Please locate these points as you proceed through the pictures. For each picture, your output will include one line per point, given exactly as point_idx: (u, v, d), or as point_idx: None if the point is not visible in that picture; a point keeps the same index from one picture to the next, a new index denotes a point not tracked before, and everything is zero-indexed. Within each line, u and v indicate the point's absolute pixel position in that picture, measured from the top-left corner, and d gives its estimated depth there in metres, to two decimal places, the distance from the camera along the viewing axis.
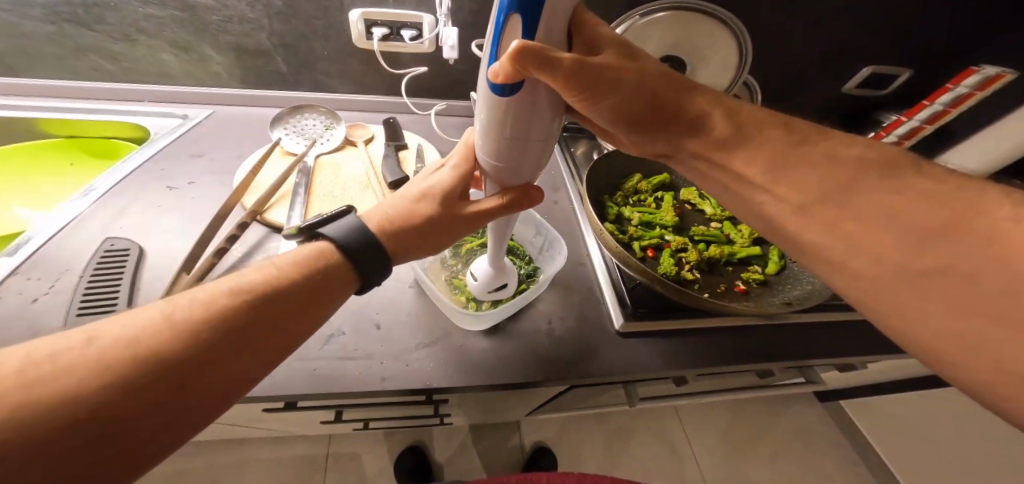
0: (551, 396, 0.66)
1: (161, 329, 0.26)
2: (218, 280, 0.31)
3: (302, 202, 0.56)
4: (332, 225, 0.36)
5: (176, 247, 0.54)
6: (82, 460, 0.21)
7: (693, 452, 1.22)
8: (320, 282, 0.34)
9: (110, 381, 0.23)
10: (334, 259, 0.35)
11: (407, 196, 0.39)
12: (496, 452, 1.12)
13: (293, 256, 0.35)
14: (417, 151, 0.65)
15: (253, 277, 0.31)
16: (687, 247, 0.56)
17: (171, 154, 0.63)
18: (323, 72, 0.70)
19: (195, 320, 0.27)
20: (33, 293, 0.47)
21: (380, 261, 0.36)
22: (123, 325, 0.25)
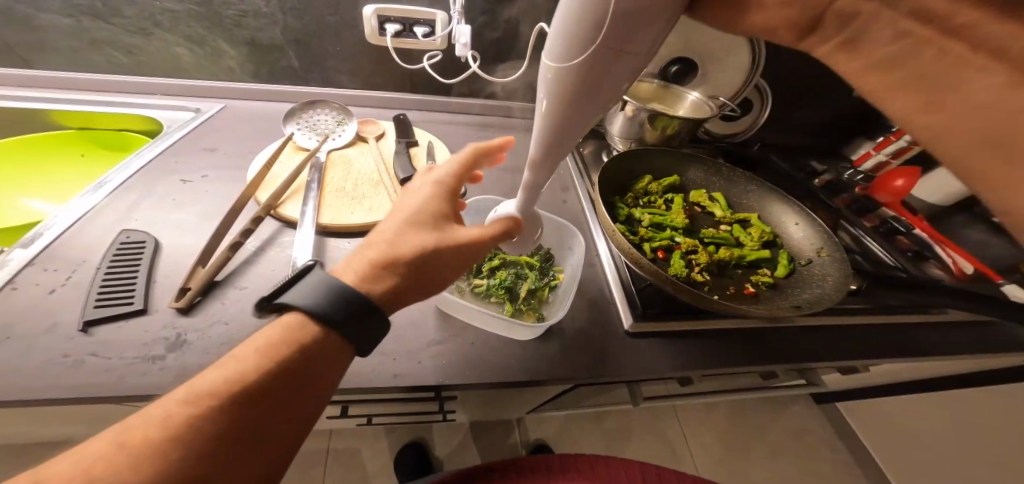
0: (555, 395, 0.66)
1: (140, 437, 0.24)
2: (112, 429, 0.25)
3: (315, 197, 0.56)
4: (302, 289, 0.32)
5: (189, 241, 0.54)
6: None
7: (690, 449, 1.23)
8: (322, 341, 0.32)
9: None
10: (304, 337, 0.31)
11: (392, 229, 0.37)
12: (495, 450, 1.13)
13: (276, 331, 0.31)
14: (428, 148, 0.64)
15: (247, 351, 0.30)
16: (697, 249, 0.56)
17: (185, 147, 0.64)
18: (334, 68, 0.70)
19: (193, 411, 0.26)
20: (50, 284, 0.48)
21: (372, 317, 0.33)
22: (95, 441, 0.24)
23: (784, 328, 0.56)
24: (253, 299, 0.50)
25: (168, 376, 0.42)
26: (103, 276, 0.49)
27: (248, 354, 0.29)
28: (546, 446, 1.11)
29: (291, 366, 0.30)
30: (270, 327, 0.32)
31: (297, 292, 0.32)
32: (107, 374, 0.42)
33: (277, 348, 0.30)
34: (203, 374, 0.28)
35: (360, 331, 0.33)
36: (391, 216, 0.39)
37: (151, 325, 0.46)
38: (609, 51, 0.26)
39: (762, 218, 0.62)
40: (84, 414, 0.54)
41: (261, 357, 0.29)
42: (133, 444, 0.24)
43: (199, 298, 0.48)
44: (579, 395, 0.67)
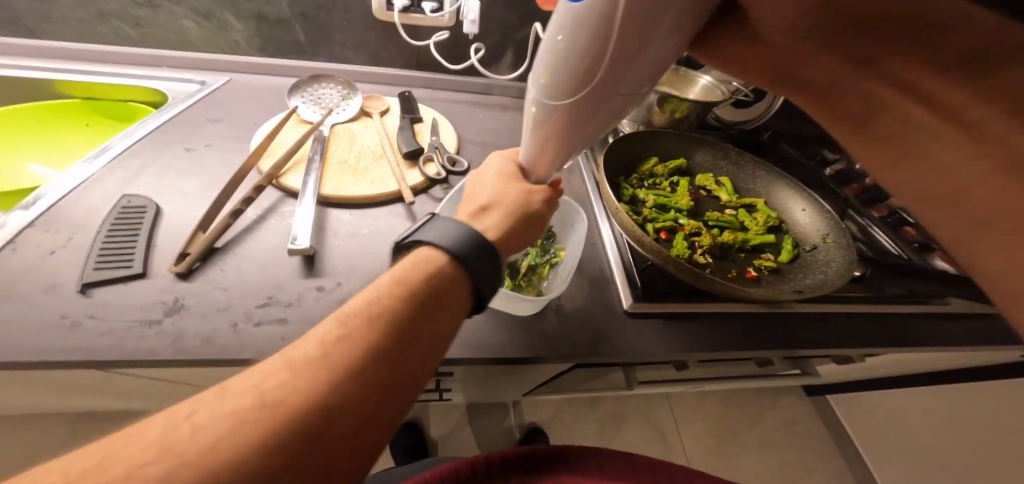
0: (551, 377, 0.66)
1: (315, 354, 0.25)
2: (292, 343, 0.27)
3: (318, 168, 0.55)
4: (431, 234, 0.36)
5: (191, 209, 0.54)
6: (335, 451, 0.23)
7: (681, 439, 1.22)
8: (434, 290, 0.32)
9: (295, 406, 0.23)
10: (442, 266, 0.34)
11: (495, 187, 0.42)
12: (490, 432, 1.12)
13: (406, 267, 0.34)
14: (432, 124, 0.64)
15: (358, 302, 0.30)
16: (701, 231, 0.56)
17: (189, 117, 0.63)
18: (340, 44, 0.70)
19: (319, 360, 0.25)
20: (50, 245, 0.48)
21: (489, 257, 0.36)
22: (260, 370, 0.25)
23: (785, 315, 0.56)
24: (253, 267, 0.49)
25: (165, 341, 0.42)
26: (103, 239, 0.48)
27: (360, 305, 0.30)
28: (541, 430, 1.10)
29: (403, 318, 0.30)
30: (380, 281, 0.32)
31: (425, 234, 0.36)
32: (105, 337, 0.41)
33: (392, 302, 0.30)
34: (352, 301, 0.30)
35: (479, 285, 0.35)
36: (486, 188, 0.42)
37: (149, 290, 0.46)
38: (608, 78, 0.28)
39: (769, 204, 0.61)
40: (81, 380, 0.54)
41: (377, 308, 0.29)
42: (240, 409, 0.22)
43: (199, 264, 0.48)
44: (575, 377, 0.67)
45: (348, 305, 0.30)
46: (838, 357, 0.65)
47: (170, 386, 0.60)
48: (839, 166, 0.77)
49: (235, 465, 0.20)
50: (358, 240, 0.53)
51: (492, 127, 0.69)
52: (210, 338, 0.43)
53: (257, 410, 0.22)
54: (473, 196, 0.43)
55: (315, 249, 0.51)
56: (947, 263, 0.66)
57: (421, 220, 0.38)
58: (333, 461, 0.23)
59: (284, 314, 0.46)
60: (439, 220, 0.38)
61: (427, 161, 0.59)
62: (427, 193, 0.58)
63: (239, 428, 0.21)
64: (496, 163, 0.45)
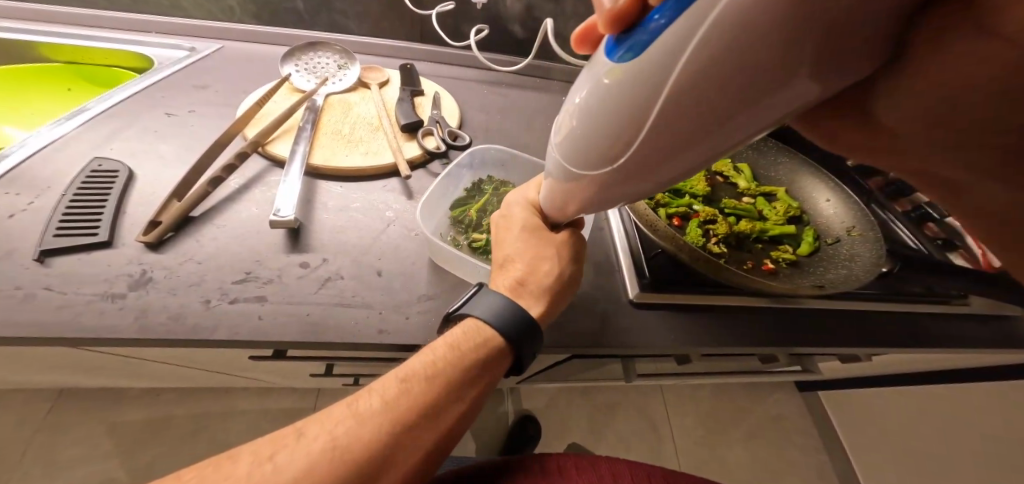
0: (547, 366, 0.61)
1: (370, 417, 0.28)
2: (352, 398, 0.29)
3: (308, 138, 0.51)
4: (479, 304, 0.35)
5: (169, 175, 0.50)
6: None
7: (672, 431, 1.16)
8: (485, 355, 0.33)
9: (343, 469, 0.25)
10: (487, 337, 0.34)
11: (526, 253, 0.38)
12: (482, 419, 1.06)
13: (460, 331, 0.34)
14: (434, 97, 0.60)
15: (419, 361, 0.31)
16: (717, 219, 0.51)
17: (174, 82, 0.59)
18: (341, 12, 0.66)
19: (381, 418, 0.28)
20: (10, 207, 0.44)
21: (533, 337, 0.35)
22: (321, 422, 0.28)
23: (805, 312, 0.52)
24: (231, 238, 0.45)
25: (127, 316, 0.38)
26: (68, 204, 0.44)
27: (420, 366, 0.31)
28: (534, 419, 1.05)
29: (454, 383, 0.31)
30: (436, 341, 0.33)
31: (476, 303, 0.36)
32: (60, 311, 0.37)
33: (448, 367, 0.31)
34: (409, 360, 0.32)
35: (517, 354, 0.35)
36: (516, 250, 0.39)
37: (114, 260, 0.41)
38: (661, 142, 0.21)
39: (789, 194, 0.57)
40: (39, 356, 0.49)
41: (435, 372, 0.31)
42: (313, 452, 0.26)
43: (171, 234, 0.44)
44: (571, 368, 0.62)
45: (404, 367, 0.31)
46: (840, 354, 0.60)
47: (141, 366, 0.55)
48: None
49: None
50: (347, 214, 0.48)
51: (497, 104, 0.65)
52: (177, 314, 0.38)
53: (329, 456, 0.26)
54: (504, 262, 0.39)
55: (300, 221, 0.46)
56: (965, 261, 0.62)
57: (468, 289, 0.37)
58: None
59: (262, 291, 0.41)
60: (487, 290, 0.37)
61: (426, 134, 0.56)
62: (425, 168, 0.54)
63: (315, 468, 0.25)
64: (518, 216, 0.41)
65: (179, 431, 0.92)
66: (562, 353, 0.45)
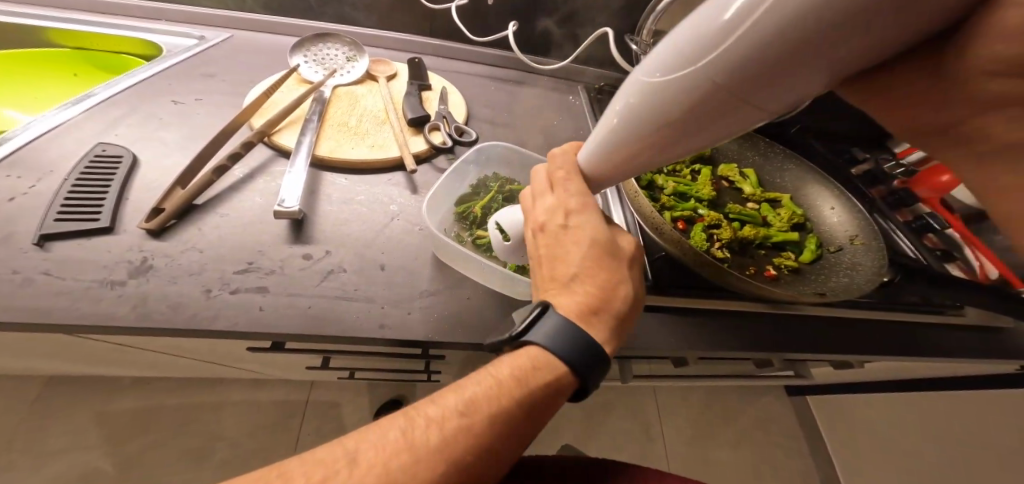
0: None
1: (426, 457, 0.25)
2: (408, 426, 0.27)
3: (314, 129, 0.51)
4: (546, 331, 0.32)
5: (173, 162, 0.50)
6: None
7: (663, 433, 1.15)
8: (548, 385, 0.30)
9: None
10: (553, 368, 0.31)
11: (586, 267, 0.35)
12: None
13: (523, 361, 0.31)
14: (441, 92, 0.60)
15: (478, 388, 0.29)
16: (721, 223, 0.51)
17: (182, 70, 0.59)
18: (350, 4, 0.66)
19: (438, 444, 0.26)
20: (10, 190, 0.43)
21: (598, 365, 0.32)
22: (371, 451, 0.25)
23: (806, 320, 0.52)
24: (233, 228, 0.45)
25: (127, 303, 0.37)
26: (70, 188, 0.44)
27: (481, 389, 0.29)
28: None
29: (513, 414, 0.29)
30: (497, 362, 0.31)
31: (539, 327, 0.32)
32: (59, 297, 0.37)
33: (508, 397, 0.29)
34: (469, 389, 0.29)
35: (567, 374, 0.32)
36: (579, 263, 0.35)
37: (116, 246, 0.41)
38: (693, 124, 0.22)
39: (794, 200, 0.57)
40: (32, 341, 0.48)
41: (496, 412, 0.28)
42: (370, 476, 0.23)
43: (174, 222, 0.44)
44: None
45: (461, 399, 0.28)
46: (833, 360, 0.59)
47: (135, 353, 0.55)
48: (865, 166, 0.78)
49: None
50: (352, 207, 0.48)
51: (503, 102, 0.65)
52: (178, 303, 0.38)
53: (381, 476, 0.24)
54: (541, 225, 0.36)
55: (304, 213, 0.46)
56: (962, 272, 0.63)
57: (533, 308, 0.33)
58: None
59: (264, 282, 0.41)
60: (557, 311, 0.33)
61: (433, 129, 0.56)
62: (430, 163, 0.54)
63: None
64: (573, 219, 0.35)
65: (169, 421, 0.91)
66: None
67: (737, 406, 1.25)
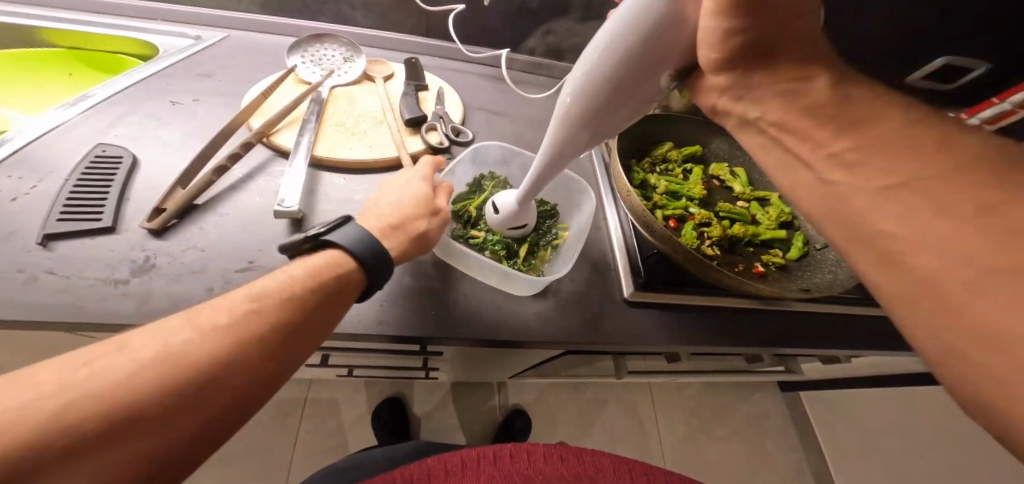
0: (540, 360, 0.62)
1: (237, 321, 0.27)
2: (282, 270, 0.32)
3: (312, 129, 0.52)
4: (341, 234, 0.35)
5: (174, 161, 0.50)
6: (176, 367, 0.24)
7: (656, 428, 1.16)
8: (341, 307, 0.33)
9: (223, 332, 0.26)
10: (297, 276, 0.32)
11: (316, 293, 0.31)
12: (472, 412, 1.06)
13: (309, 264, 0.33)
14: (438, 92, 0.61)
15: (272, 282, 0.31)
16: (712, 222, 0.52)
17: (180, 70, 0.59)
18: (347, 3, 0.66)
19: (206, 352, 0.25)
20: (13, 191, 0.44)
21: (275, 314, 0.29)
22: (265, 284, 0.30)
23: (791, 314, 0.53)
24: (235, 227, 0.45)
25: (131, 301, 0.38)
26: (72, 187, 0.45)
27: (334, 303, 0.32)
28: (524, 413, 1.04)
29: (304, 316, 0.30)
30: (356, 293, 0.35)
31: (340, 233, 0.35)
32: (66, 294, 0.38)
33: (288, 286, 0.31)
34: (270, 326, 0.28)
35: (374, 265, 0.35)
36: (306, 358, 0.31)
37: (119, 246, 0.42)
38: None
39: (784, 200, 0.58)
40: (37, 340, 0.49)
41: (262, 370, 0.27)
42: (142, 361, 0.24)
43: (175, 221, 0.44)
44: (563, 362, 0.63)
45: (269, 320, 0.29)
46: (822, 354, 0.60)
47: None
48: None
49: (196, 343, 0.25)
50: (351, 206, 0.49)
51: (499, 101, 0.66)
52: (183, 300, 0.39)
53: (151, 380, 0.23)
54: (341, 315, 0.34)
55: (304, 212, 0.47)
56: None
57: (336, 218, 0.37)
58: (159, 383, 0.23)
59: None
60: (352, 223, 0.37)
61: (430, 129, 0.57)
62: None
63: (131, 379, 0.23)
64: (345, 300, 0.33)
65: None
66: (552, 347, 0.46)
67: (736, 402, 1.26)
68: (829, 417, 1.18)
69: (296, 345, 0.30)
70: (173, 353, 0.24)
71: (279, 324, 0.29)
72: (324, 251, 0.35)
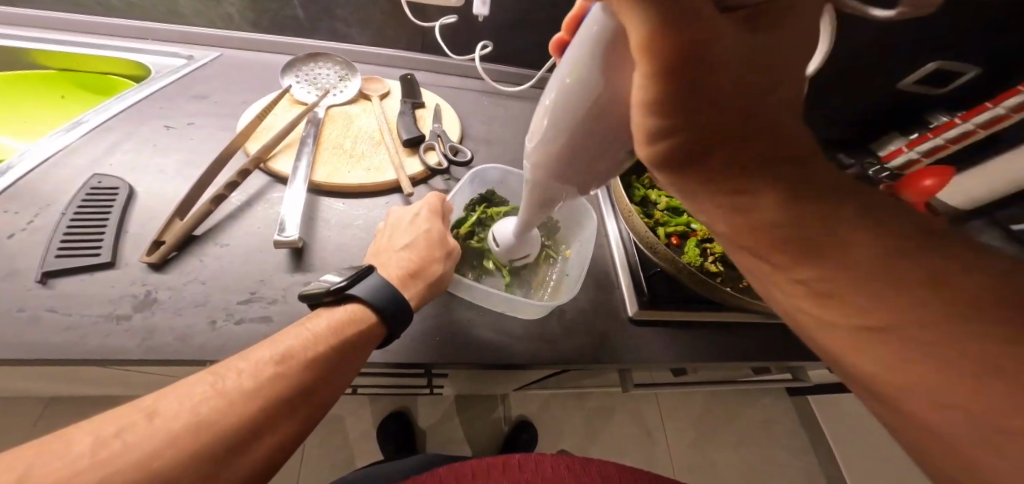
0: (543, 376, 0.62)
1: (260, 384, 0.28)
2: (304, 325, 0.34)
3: (309, 153, 0.51)
4: (362, 286, 0.36)
5: (171, 190, 0.50)
6: (203, 434, 0.25)
7: (662, 434, 1.16)
8: (356, 365, 0.34)
9: (248, 396, 0.27)
10: (320, 333, 0.33)
11: (334, 352, 0.33)
12: (478, 423, 1.07)
13: (329, 320, 0.34)
14: (434, 110, 0.60)
15: (295, 341, 0.32)
16: (714, 237, 0.52)
17: (173, 93, 0.59)
18: (341, 20, 0.65)
19: (233, 418, 0.26)
20: (9, 227, 0.43)
21: (297, 376, 0.30)
22: (289, 342, 0.32)
23: (796, 327, 0.53)
24: (234, 257, 0.45)
25: (132, 338, 0.38)
26: (69, 221, 0.44)
27: (349, 361, 0.34)
28: (530, 423, 1.04)
29: (322, 378, 0.32)
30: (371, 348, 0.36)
31: (361, 285, 0.37)
32: (65, 333, 0.37)
33: (310, 347, 0.32)
34: (289, 390, 0.29)
35: (393, 318, 0.37)
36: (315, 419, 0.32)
37: (118, 280, 0.42)
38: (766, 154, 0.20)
39: None
40: (43, 373, 0.49)
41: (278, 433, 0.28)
42: (175, 430, 0.24)
43: (174, 253, 0.44)
44: (566, 376, 0.63)
45: (289, 382, 0.30)
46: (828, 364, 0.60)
47: (136, 380, 0.55)
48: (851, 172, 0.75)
49: (223, 408, 0.26)
50: (351, 231, 0.49)
51: (497, 116, 0.65)
52: (183, 335, 0.39)
53: (183, 451, 0.24)
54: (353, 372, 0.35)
55: (303, 240, 0.47)
56: None
57: (358, 268, 0.38)
58: (186, 452, 0.24)
59: (267, 311, 0.42)
60: (374, 274, 0.38)
61: (428, 149, 0.56)
62: (427, 184, 0.55)
63: (166, 449, 0.23)
64: (356, 356, 0.34)
65: None
66: (555, 368, 0.46)
67: (740, 405, 1.26)
68: (838, 420, 1.18)
69: (311, 409, 0.31)
70: (200, 419, 0.25)
71: (300, 389, 0.30)
72: (345, 303, 0.36)
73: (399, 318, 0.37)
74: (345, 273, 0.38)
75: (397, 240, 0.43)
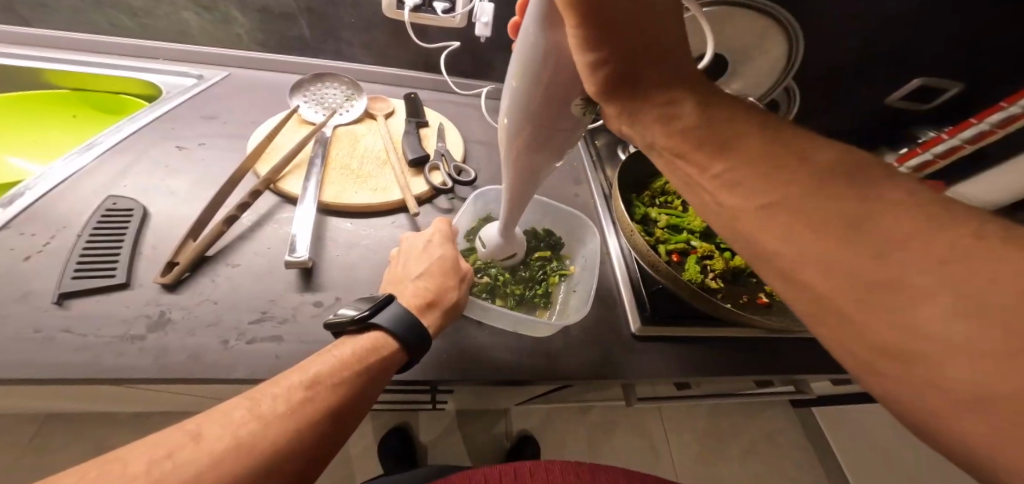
0: (547, 391, 0.63)
1: (291, 408, 0.29)
2: (330, 351, 0.35)
3: (318, 174, 0.52)
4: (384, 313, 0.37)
5: (182, 211, 0.51)
6: (241, 457, 0.26)
7: (663, 448, 1.16)
8: (378, 389, 0.35)
9: (281, 420, 0.29)
10: (347, 358, 0.34)
11: (358, 377, 0.34)
12: (480, 437, 1.07)
13: (354, 346, 0.35)
14: (439, 129, 0.61)
15: (322, 366, 0.33)
16: (713, 254, 0.53)
17: (183, 114, 0.60)
18: (347, 40, 0.66)
19: (268, 442, 0.27)
20: (26, 249, 0.45)
21: (326, 400, 0.31)
22: (317, 367, 0.33)
23: (795, 341, 0.54)
24: (245, 278, 0.46)
25: (147, 357, 0.39)
26: (84, 243, 0.45)
27: (372, 386, 0.34)
28: (532, 437, 1.05)
29: (347, 402, 0.32)
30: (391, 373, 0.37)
31: (385, 312, 0.38)
32: (83, 353, 0.39)
33: (337, 372, 0.33)
34: (316, 415, 0.30)
35: (415, 342, 0.38)
36: (338, 442, 0.32)
37: (133, 302, 0.43)
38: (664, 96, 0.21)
39: None
40: (53, 392, 0.50)
41: (306, 458, 0.29)
42: (217, 454, 0.26)
43: (187, 274, 0.45)
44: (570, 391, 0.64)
45: (316, 406, 0.30)
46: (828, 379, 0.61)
47: (145, 398, 0.56)
48: None
49: (258, 431, 0.27)
50: (358, 251, 0.50)
51: None
52: (196, 354, 0.40)
53: (222, 474, 0.25)
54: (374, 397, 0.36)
55: (313, 261, 0.48)
56: None
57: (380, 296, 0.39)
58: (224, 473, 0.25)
59: (278, 332, 0.43)
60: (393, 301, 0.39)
61: (433, 169, 0.57)
62: (432, 203, 0.56)
63: (210, 469, 0.25)
64: (378, 381, 0.35)
65: None
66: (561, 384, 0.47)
67: (741, 417, 1.26)
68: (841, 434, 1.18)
69: (337, 432, 0.32)
70: (239, 443, 0.27)
71: (329, 412, 0.31)
72: (366, 331, 0.37)
73: (420, 341, 0.38)
74: (370, 300, 0.39)
75: (414, 268, 0.44)
